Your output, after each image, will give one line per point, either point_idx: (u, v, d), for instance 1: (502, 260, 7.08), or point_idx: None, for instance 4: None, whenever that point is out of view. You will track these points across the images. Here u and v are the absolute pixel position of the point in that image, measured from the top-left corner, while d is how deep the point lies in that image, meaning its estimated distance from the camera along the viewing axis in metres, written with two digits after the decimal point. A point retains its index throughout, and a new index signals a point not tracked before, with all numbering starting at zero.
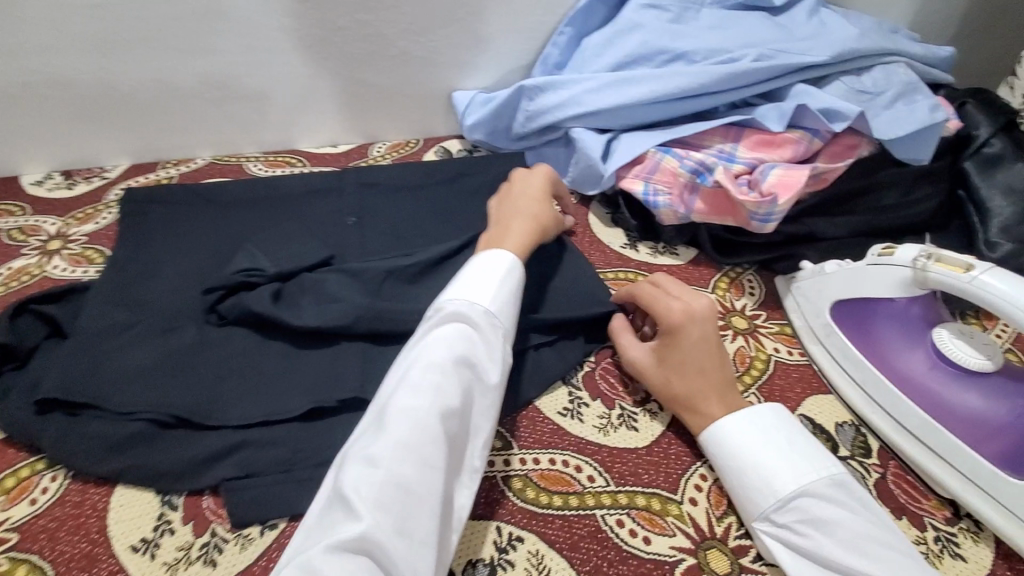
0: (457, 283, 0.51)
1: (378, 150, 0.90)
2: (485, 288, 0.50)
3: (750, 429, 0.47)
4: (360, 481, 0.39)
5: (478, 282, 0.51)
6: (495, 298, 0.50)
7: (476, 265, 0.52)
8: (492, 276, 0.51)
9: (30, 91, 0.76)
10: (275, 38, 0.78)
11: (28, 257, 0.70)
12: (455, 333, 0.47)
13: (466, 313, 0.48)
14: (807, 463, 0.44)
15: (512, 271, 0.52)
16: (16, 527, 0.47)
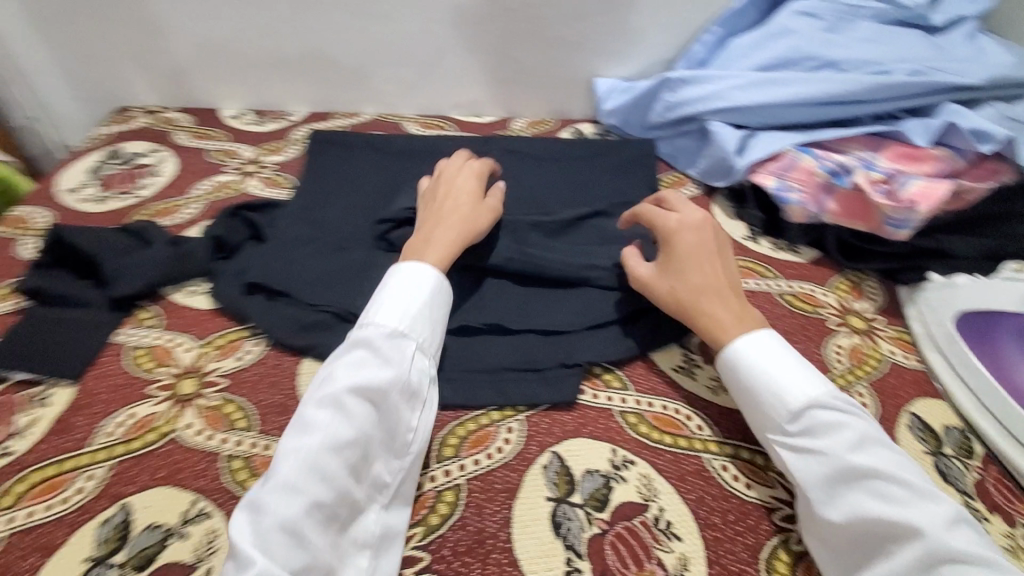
0: (377, 299, 0.53)
1: (517, 125, 0.96)
2: (393, 298, 0.52)
3: (772, 363, 0.50)
4: (305, 479, 0.42)
5: (391, 294, 0.53)
6: (401, 322, 0.51)
7: (405, 272, 0.54)
8: (413, 291, 0.53)
9: (248, 40, 0.91)
10: (449, 12, 0.87)
11: (232, 175, 0.82)
12: (379, 346, 0.49)
13: (381, 324, 0.51)
14: (833, 402, 0.47)
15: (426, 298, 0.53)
16: (226, 375, 0.57)
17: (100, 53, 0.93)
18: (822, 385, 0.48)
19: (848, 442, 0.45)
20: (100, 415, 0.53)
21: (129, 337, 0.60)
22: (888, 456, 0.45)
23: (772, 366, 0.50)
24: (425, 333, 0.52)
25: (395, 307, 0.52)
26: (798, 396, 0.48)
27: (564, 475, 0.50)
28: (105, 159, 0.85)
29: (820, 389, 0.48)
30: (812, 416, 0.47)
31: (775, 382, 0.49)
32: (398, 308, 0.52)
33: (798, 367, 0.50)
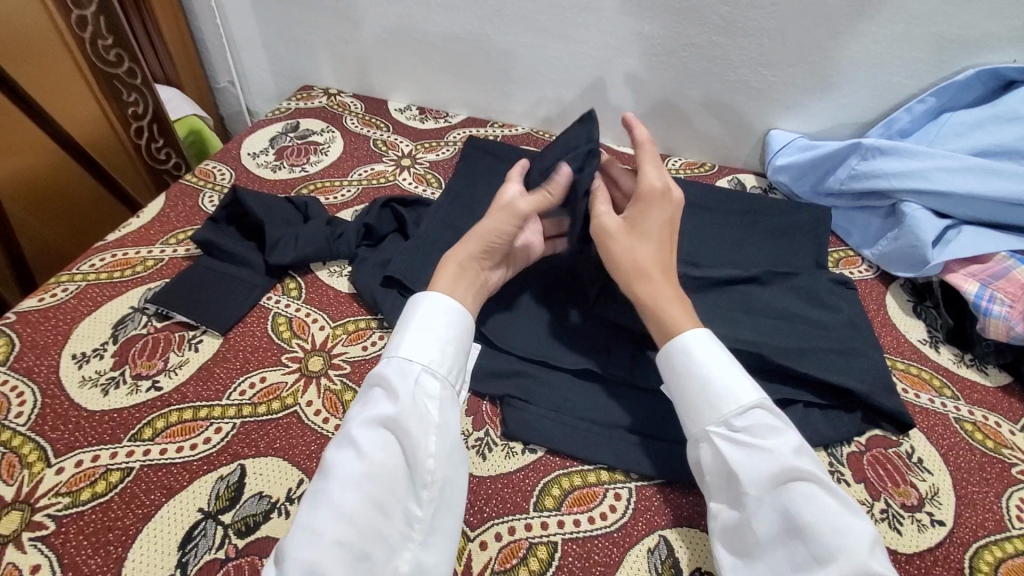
0: (397, 329, 0.52)
1: (673, 163, 0.92)
2: (418, 331, 0.51)
3: (731, 399, 0.47)
4: (323, 525, 0.41)
5: (410, 328, 0.51)
6: (409, 345, 0.50)
7: (416, 304, 0.53)
8: (430, 318, 0.51)
9: (428, 40, 0.94)
10: (629, 41, 0.83)
11: (387, 165, 0.86)
12: (397, 380, 0.48)
13: (401, 360, 0.49)
14: (769, 444, 0.44)
15: (422, 313, 0.52)
16: (350, 362, 0.58)
17: (298, 34, 1.01)
18: (770, 429, 0.45)
19: (771, 487, 0.43)
20: (237, 372, 0.57)
21: (274, 304, 0.64)
22: (806, 508, 0.41)
23: (678, 379, 0.49)
24: (440, 358, 0.50)
25: (418, 339, 0.50)
26: (713, 425, 0.47)
27: (669, 566, 0.45)
28: (284, 131, 0.92)
29: (726, 418, 0.46)
30: (758, 449, 0.44)
31: (715, 413, 0.47)
32: (421, 339, 0.50)
33: (693, 378, 0.48)
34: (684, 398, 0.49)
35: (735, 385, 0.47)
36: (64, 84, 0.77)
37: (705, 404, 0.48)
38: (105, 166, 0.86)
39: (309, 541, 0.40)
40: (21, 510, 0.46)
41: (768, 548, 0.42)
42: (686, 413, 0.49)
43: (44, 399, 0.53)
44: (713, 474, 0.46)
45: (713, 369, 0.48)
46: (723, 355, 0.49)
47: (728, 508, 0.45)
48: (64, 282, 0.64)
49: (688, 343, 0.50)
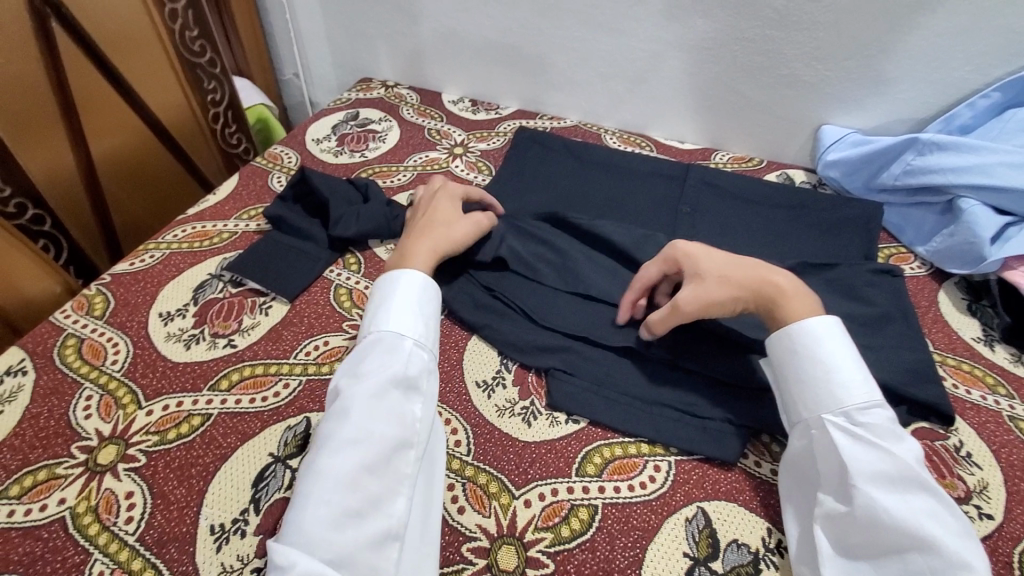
0: (373, 309, 0.54)
1: (721, 157, 0.92)
2: (393, 299, 0.53)
3: (853, 395, 0.47)
4: (320, 471, 0.43)
5: (385, 305, 0.53)
6: (387, 318, 0.52)
7: (390, 284, 0.55)
8: (401, 286, 0.54)
9: (483, 33, 0.97)
10: (682, 35, 0.85)
11: (441, 153, 0.90)
12: (374, 344, 0.51)
13: (379, 333, 0.51)
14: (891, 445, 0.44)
15: (398, 288, 0.54)
16: None
17: (360, 29, 1.06)
18: (893, 431, 0.45)
19: (889, 483, 0.43)
20: (303, 335, 0.61)
21: (336, 276, 0.68)
22: (931, 514, 0.41)
23: (794, 365, 0.49)
24: (418, 326, 0.52)
25: (392, 305, 0.53)
26: (832, 415, 0.47)
27: (706, 535, 0.47)
28: (345, 120, 0.98)
29: (849, 411, 0.46)
30: (885, 445, 0.44)
31: (834, 403, 0.47)
32: (395, 304, 0.53)
33: (813, 368, 0.49)
34: (801, 386, 0.49)
35: (857, 381, 0.47)
36: (155, 71, 0.84)
37: (824, 394, 0.48)
38: (185, 149, 0.93)
39: (308, 485, 0.43)
40: (117, 444, 0.51)
41: (876, 542, 0.42)
42: (799, 399, 0.49)
43: (135, 350, 0.59)
44: (825, 461, 0.46)
45: (835, 361, 0.48)
46: (847, 350, 0.49)
47: (836, 496, 0.44)
48: (152, 249, 0.70)
49: (812, 330, 0.49)
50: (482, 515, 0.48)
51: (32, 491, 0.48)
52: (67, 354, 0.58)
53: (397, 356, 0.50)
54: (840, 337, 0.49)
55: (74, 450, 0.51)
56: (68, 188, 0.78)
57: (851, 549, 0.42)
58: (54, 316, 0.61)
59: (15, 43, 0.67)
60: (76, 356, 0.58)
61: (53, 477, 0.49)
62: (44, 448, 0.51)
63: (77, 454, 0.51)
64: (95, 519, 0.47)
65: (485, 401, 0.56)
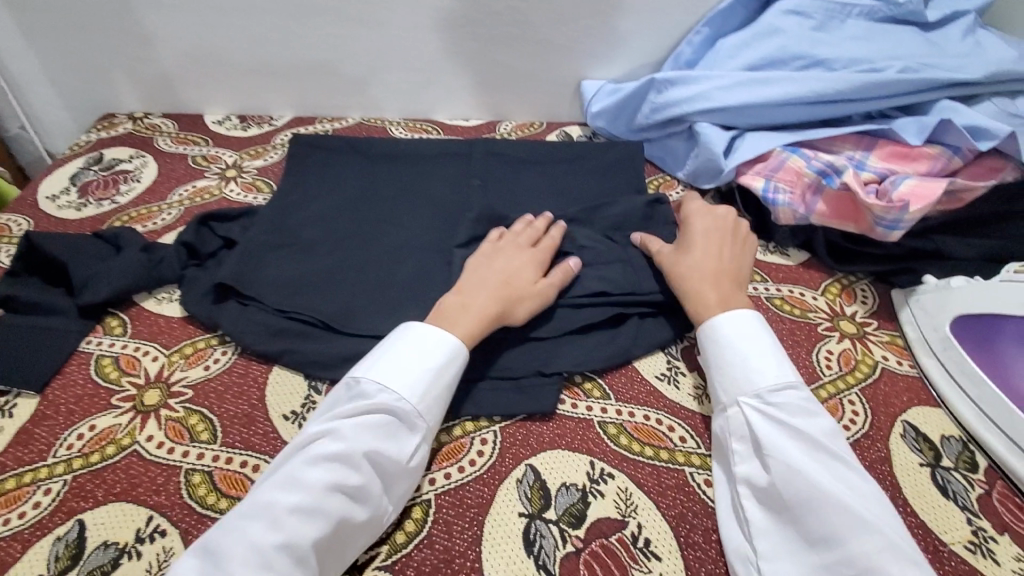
0: (401, 347, 0.50)
1: (505, 128, 0.95)
2: (401, 350, 0.49)
3: (763, 377, 0.49)
4: (274, 522, 0.41)
5: (407, 347, 0.49)
6: (423, 382, 0.48)
7: (424, 330, 0.51)
8: (416, 345, 0.49)
9: (228, 43, 0.89)
10: (432, 14, 0.85)
11: (210, 180, 0.81)
12: (378, 392, 0.47)
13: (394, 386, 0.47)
14: (814, 415, 0.47)
15: (451, 358, 0.50)
16: (191, 384, 0.55)
17: (81, 58, 0.91)
18: (804, 408, 0.47)
19: (817, 450, 0.45)
20: (61, 426, 0.52)
21: (96, 346, 0.59)
22: (831, 480, 0.43)
23: (721, 366, 0.51)
24: (438, 398, 0.49)
25: (400, 361, 0.49)
26: (745, 396, 0.49)
27: (537, 489, 0.48)
28: (85, 166, 0.84)
29: (761, 391, 0.49)
30: (791, 420, 0.47)
31: (749, 385, 0.49)
32: (410, 366, 0.48)
33: (740, 366, 0.50)
34: (725, 382, 0.50)
35: (769, 364, 0.50)
36: None
37: (738, 378, 0.50)
38: None
39: (247, 536, 0.40)
40: None
41: (795, 513, 0.43)
42: (724, 392, 0.50)
43: None
44: (744, 441, 0.48)
45: (745, 350, 0.51)
46: (760, 336, 0.52)
47: (755, 473, 0.46)
48: None
49: (722, 326, 0.52)
50: None
51: None
52: None
53: (394, 437, 0.46)
54: (750, 325, 0.52)
55: None
56: None
57: (777, 521, 0.44)
58: None
59: None
60: None
61: None
62: None
63: None
64: None
65: (295, 431, 0.52)
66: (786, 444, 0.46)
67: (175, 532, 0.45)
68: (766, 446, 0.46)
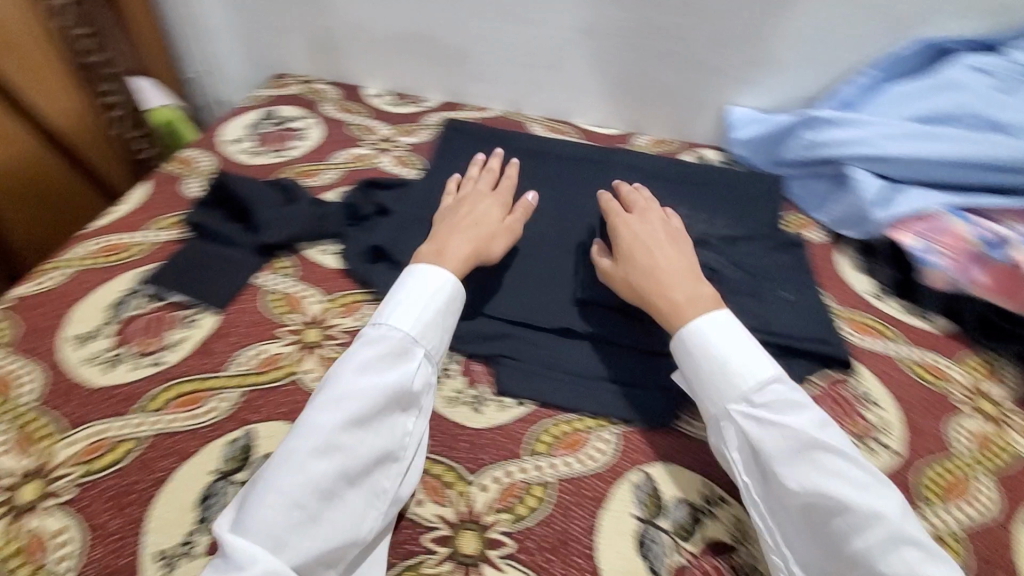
0: (403, 299, 0.54)
1: (640, 141, 0.95)
2: (403, 299, 0.54)
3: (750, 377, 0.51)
4: (306, 466, 0.45)
5: (404, 296, 0.54)
6: (416, 322, 0.53)
7: (416, 277, 0.55)
8: (410, 291, 0.54)
9: (401, 25, 0.96)
10: (598, 22, 0.88)
11: (368, 149, 0.88)
12: (376, 334, 0.52)
13: (392, 327, 0.52)
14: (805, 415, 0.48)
15: (435, 293, 0.55)
16: (345, 331, 0.61)
17: (270, 20, 1.01)
18: (791, 402, 0.49)
19: (793, 446, 0.47)
20: (236, 345, 0.59)
21: (265, 282, 0.66)
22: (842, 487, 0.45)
23: (704, 371, 0.52)
24: (428, 334, 0.53)
25: (400, 310, 0.53)
26: (733, 405, 0.50)
27: (653, 497, 0.50)
28: (262, 119, 0.93)
29: (746, 395, 0.50)
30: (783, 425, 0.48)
31: (737, 390, 0.51)
32: (424, 322, 0.53)
33: (705, 360, 0.52)
34: (697, 384, 0.53)
35: (749, 363, 0.51)
36: (38, 72, 0.77)
37: (720, 383, 0.51)
38: (85, 158, 0.85)
39: (291, 478, 0.44)
40: (41, 480, 0.48)
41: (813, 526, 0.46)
42: (706, 397, 0.52)
43: (51, 377, 0.55)
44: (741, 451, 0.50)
45: (725, 352, 0.52)
46: (738, 336, 0.53)
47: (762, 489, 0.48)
48: (55, 269, 0.64)
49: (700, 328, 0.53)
50: (441, 505, 0.49)
51: None
52: None
53: (405, 378, 0.50)
54: (723, 323, 0.53)
55: None
56: None
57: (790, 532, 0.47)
58: None
59: None
60: None
61: None
62: None
63: None
64: (25, 560, 0.45)
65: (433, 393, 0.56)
66: (796, 459, 0.47)
67: None
68: (786, 462, 0.47)
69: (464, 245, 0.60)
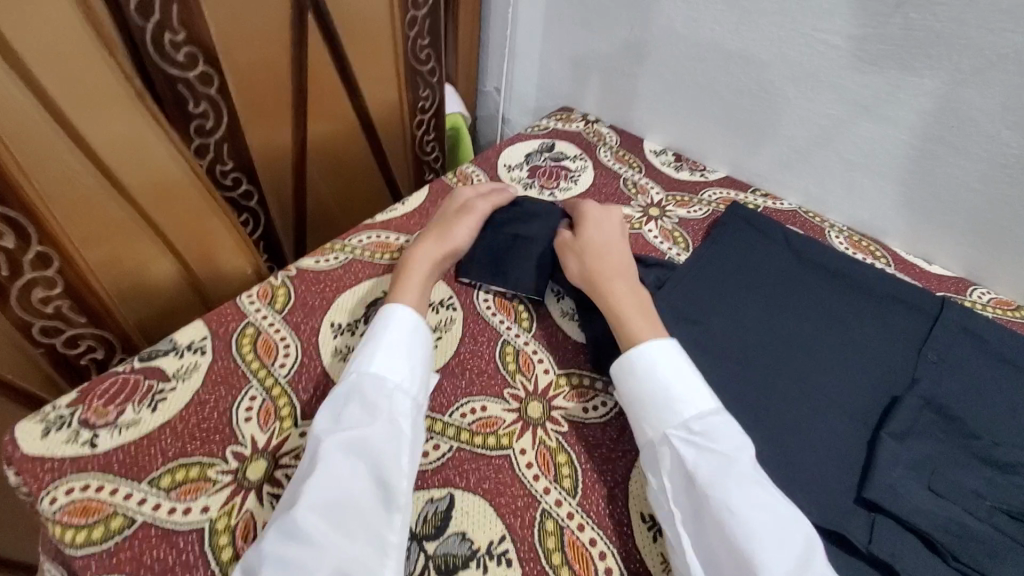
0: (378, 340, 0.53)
1: (980, 296, 0.75)
2: (379, 342, 0.53)
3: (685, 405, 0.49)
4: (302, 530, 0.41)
5: (380, 339, 0.53)
6: (386, 355, 0.52)
7: (392, 316, 0.55)
8: (387, 337, 0.54)
9: (711, 88, 0.86)
10: (977, 143, 0.68)
11: (635, 211, 0.82)
12: (363, 382, 0.50)
13: (365, 370, 0.51)
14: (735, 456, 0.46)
15: (407, 325, 0.55)
16: (568, 420, 0.55)
17: (577, 55, 0.99)
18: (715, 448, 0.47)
19: (718, 485, 0.45)
20: (461, 391, 0.56)
21: (504, 329, 0.62)
22: None
23: (639, 392, 0.51)
24: (402, 368, 0.52)
25: (377, 351, 0.52)
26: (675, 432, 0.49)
27: None
28: (540, 149, 0.92)
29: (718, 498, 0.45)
30: None
31: (678, 418, 0.49)
32: (390, 357, 0.52)
33: (630, 368, 0.53)
34: (627, 400, 0.52)
35: (689, 392, 0.50)
36: (381, 68, 0.83)
37: (663, 406, 0.50)
38: (385, 149, 0.91)
39: (284, 544, 0.41)
40: (266, 461, 0.50)
41: None
42: (638, 429, 0.51)
43: (303, 358, 0.58)
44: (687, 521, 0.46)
45: (659, 371, 0.51)
46: (681, 363, 0.52)
47: None
48: (337, 250, 0.69)
49: (647, 352, 0.52)
50: None
51: (181, 488, 0.47)
52: (244, 345, 0.58)
53: (378, 413, 0.49)
54: (674, 355, 0.52)
55: (229, 454, 0.50)
56: (277, 169, 0.77)
57: None
58: (240, 300, 0.62)
59: (272, 26, 0.66)
60: (251, 348, 0.58)
61: (204, 478, 0.48)
62: (202, 443, 0.50)
63: (230, 459, 0.50)
64: (230, 542, 0.45)
65: (649, 543, 0.47)
66: None
67: (517, 568, 0.45)
68: (697, 491, 0.45)
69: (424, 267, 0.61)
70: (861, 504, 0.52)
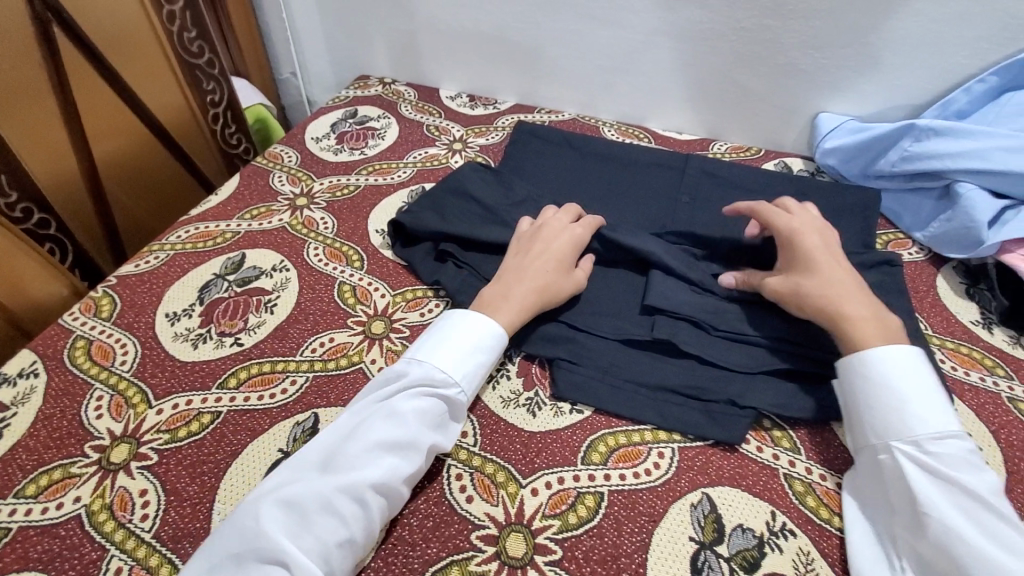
0: (450, 338, 0.54)
1: (719, 147, 0.93)
2: (450, 339, 0.54)
3: (924, 423, 0.47)
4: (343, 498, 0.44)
5: (451, 336, 0.54)
6: (462, 362, 0.53)
7: (466, 317, 0.55)
8: (466, 335, 0.54)
9: (478, 27, 0.96)
10: (680, 26, 0.84)
11: (440, 150, 0.90)
12: (425, 373, 0.52)
13: (432, 363, 0.52)
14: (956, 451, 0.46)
15: (490, 343, 0.54)
16: (409, 325, 0.63)
17: (356, 24, 1.04)
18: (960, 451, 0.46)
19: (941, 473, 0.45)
20: (308, 331, 0.62)
21: (339, 273, 0.69)
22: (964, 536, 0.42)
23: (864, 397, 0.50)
24: (472, 373, 0.53)
25: (448, 350, 0.53)
26: (899, 442, 0.47)
27: (711, 521, 0.48)
28: (343, 117, 0.97)
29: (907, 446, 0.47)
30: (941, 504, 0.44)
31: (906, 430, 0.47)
32: (460, 360, 0.53)
33: (860, 378, 0.50)
34: (859, 406, 0.50)
35: (931, 407, 0.48)
36: (154, 74, 0.82)
37: (876, 412, 0.49)
38: (186, 152, 0.91)
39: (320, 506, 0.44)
40: (128, 443, 0.52)
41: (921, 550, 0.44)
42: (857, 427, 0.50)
43: (143, 350, 0.59)
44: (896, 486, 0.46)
45: (901, 389, 0.48)
46: (918, 372, 0.49)
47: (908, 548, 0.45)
48: (156, 251, 0.70)
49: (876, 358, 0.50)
50: (490, 504, 0.49)
51: (48, 490, 0.49)
52: (77, 356, 0.59)
53: (439, 410, 0.51)
54: (905, 359, 0.50)
55: (88, 449, 0.51)
56: (71, 195, 0.75)
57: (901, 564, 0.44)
58: (63, 319, 0.62)
59: (15, 48, 0.64)
60: (85, 357, 0.58)
61: (68, 476, 0.50)
62: (57, 449, 0.51)
63: (91, 452, 0.51)
64: (110, 516, 0.47)
65: (489, 392, 0.57)
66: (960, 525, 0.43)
67: None
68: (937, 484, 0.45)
69: (527, 293, 0.58)
70: (645, 310, 0.61)
